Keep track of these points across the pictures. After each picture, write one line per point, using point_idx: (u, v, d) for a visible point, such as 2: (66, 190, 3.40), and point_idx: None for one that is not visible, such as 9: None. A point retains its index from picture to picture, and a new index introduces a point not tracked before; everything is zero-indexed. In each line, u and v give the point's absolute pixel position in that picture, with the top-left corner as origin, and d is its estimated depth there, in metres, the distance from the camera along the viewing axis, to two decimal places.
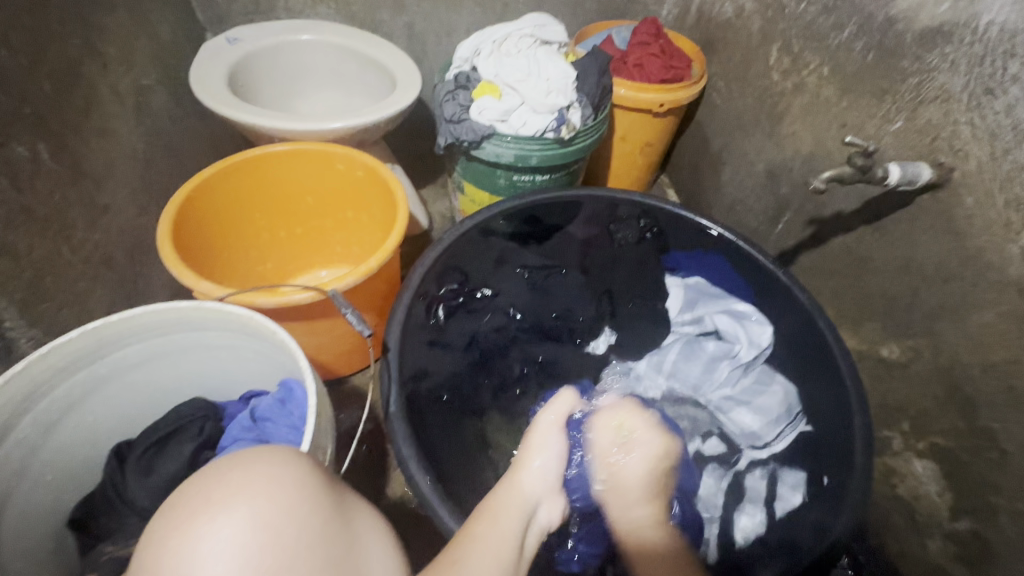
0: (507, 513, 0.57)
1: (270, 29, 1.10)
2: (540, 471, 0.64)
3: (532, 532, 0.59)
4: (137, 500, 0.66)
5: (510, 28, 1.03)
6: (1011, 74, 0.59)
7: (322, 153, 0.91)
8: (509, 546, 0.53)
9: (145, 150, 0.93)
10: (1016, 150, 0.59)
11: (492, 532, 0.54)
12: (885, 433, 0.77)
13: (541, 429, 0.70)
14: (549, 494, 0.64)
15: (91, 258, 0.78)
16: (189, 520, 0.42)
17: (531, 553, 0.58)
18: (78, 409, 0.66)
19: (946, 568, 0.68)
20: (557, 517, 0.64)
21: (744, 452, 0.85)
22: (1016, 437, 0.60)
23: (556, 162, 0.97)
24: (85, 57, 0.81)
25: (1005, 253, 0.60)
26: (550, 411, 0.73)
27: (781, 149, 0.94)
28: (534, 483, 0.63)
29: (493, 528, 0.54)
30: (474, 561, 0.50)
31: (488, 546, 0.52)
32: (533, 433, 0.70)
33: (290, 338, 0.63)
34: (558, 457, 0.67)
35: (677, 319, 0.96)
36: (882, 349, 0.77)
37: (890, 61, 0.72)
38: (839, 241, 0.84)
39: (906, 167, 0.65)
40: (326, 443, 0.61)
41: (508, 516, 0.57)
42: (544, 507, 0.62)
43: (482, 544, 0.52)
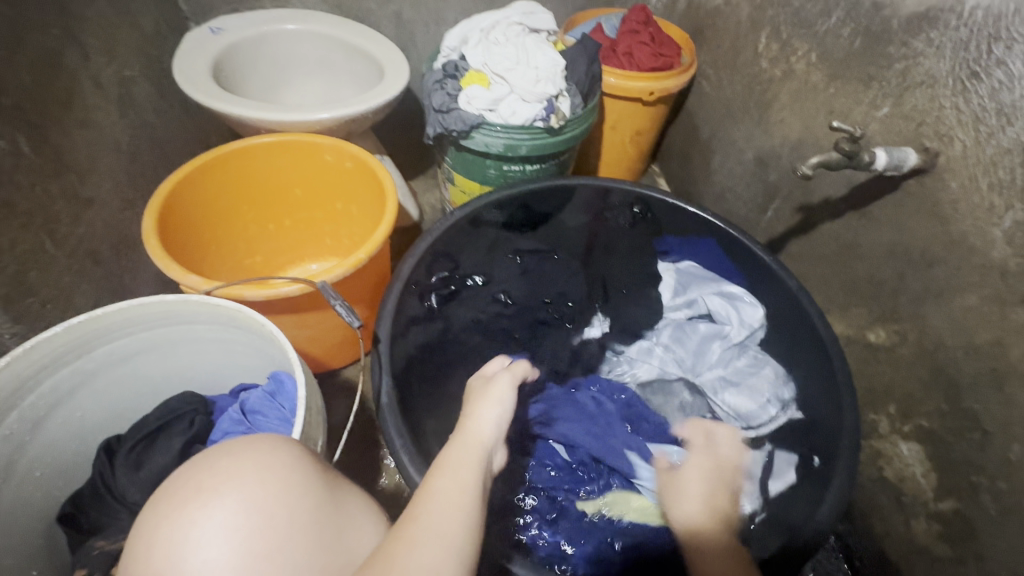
0: (467, 458, 0.52)
1: (255, 19, 1.08)
2: (492, 419, 0.58)
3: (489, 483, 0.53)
4: (127, 495, 0.66)
5: (498, 17, 1.02)
6: (995, 58, 0.59)
7: (309, 144, 0.90)
8: (471, 491, 0.49)
9: (129, 143, 0.92)
10: (999, 134, 0.59)
11: (451, 480, 0.49)
12: (872, 416, 0.78)
13: (492, 385, 0.63)
14: (498, 443, 0.58)
15: (75, 252, 0.77)
16: (180, 507, 0.42)
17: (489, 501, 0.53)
18: (65, 405, 0.65)
19: (930, 547, 0.70)
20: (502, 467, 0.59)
21: (737, 433, 0.84)
22: (997, 417, 0.61)
23: (546, 152, 0.97)
24: (65, 48, 0.79)
25: (988, 237, 0.61)
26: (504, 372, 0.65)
27: (770, 137, 0.94)
28: (486, 429, 0.57)
29: (449, 478, 0.49)
30: (438, 512, 0.46)
31: (448, 494, 0.48)
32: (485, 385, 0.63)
33: (278, 330, 0.63)
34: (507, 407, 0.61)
35: (669, 302, 0.96)
36: (868, 334, 0.78)
37: (877, 46, 0.72)
38: (827, 227, 0.84)
39: (892, 152, 0.66)
40: (316, 434, 0.61)
41: (465, 464, 0.51)
42: (496, 456, 0.57)
43: (444, 496, 0.47)
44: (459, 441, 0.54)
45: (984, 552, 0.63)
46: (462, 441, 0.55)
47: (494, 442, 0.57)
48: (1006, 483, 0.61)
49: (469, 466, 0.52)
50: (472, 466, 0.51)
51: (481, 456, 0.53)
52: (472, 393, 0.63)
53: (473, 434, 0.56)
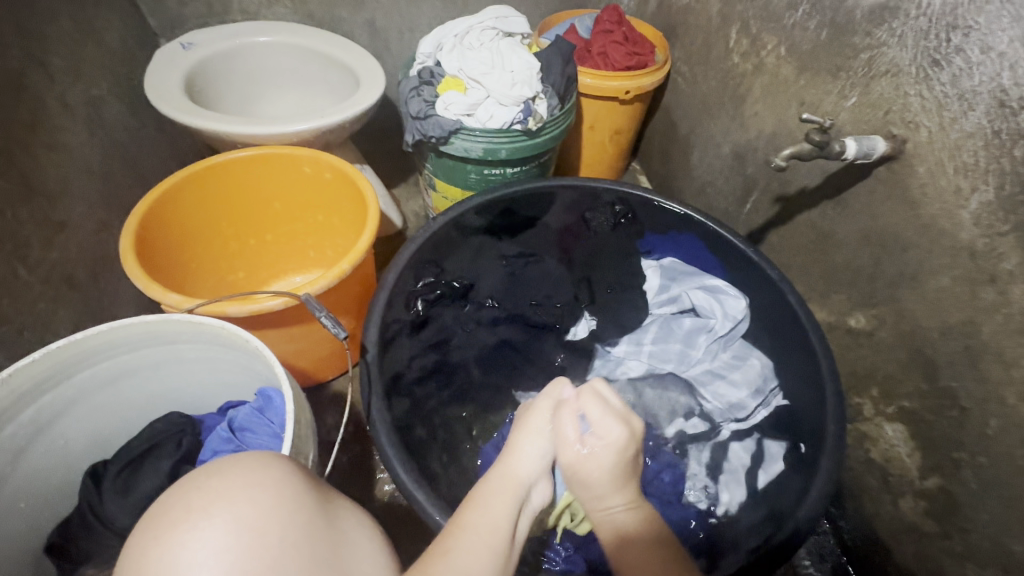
0: (500, 496, 0.54)
1: (226, 32, 1.07)
2: (533, 454, 0.60)
3: (525, 517, 0.55)
4: (116, 521, 0.65)
5: (472, 22, 1.02)
6: (954, 46, 0.61)
7: (288, 155, 0.89)
8: (500, 534, 0.50)
9: (102, 163, 0.90)
10: (962, 119, 0.61)
11: (484, 519, 0.51)
12: (856, 400, 0.79)
13: (533, 411, 0.64)
14: (540, 477, 0.59)
15: (50, 277, 0.75)
16: (167, 530, 0.41)
17: (523, 538, 0.54)
18: (47, 433, 0.64)
19: (918, 525, 0.71)
20: (548, 498, 0.61)
21: (725, 426, 0.85)
22: (973, 394, 0.63)
23: (525, 154, 0.97)
24: (30, 69, 0.78)
25: (956, 219, 0.63)
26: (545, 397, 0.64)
27: (745, 130, 0.96)
28: (525, 465, 0.59)
29: (486, 514, 0.52)
30: (462, 554, 0.47)
31: (477, 536, 0.49)
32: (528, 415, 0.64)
33: (264, 346, 0.62)
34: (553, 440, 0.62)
35: (655, 300, 0.97)
36: (849, 320, 0.80)
37: (842, 38, 0.74)
38: (804, 217, 0.86)
39: (860, 141, 0.67)
40: (306, 448, 0.60)
41: (500, 503, 0.53)
42: (536, 491, 0.58)
43: (471, 535, 0.49)
44: (500, 477, 0.56)
45: (968, 527, 0.65)
46: (497, 476, 0.57)
47: (535, 477, 0.59)
48: (985, 458, 0.63)
49: (507, 505, 0.54)
50: (506, 496, 0.54)
51: (518, 492, 0.55)
52: (517, 420, 0.66)
53: (511, 471, 0.57)
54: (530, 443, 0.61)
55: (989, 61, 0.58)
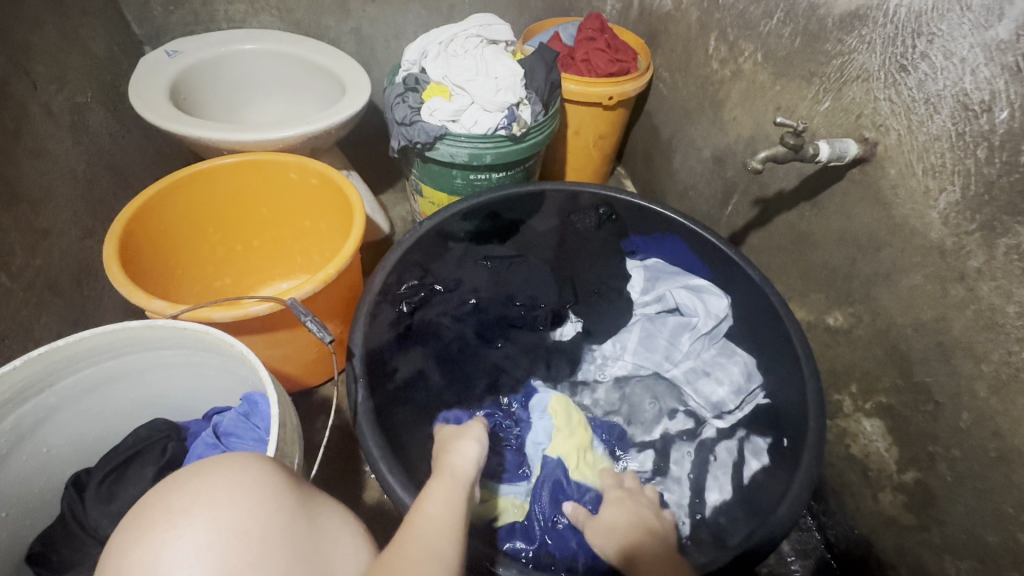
0: (448, 486, 0.59)
1: (212, 40, 1.08)
2: (471, 456, 0.66)
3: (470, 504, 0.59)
4: (100, 529, 0.64)
5: (456, 29, 1.04)
6: (920, 52, 0.63)
7: (274, 162, 0.90)
8: (456, 512, 0.54)
9: (86, 171, 0.90)
10: (929, 122, 0.63)
11: (438, 505, 0.54)
12: (836, 396, 0.81)
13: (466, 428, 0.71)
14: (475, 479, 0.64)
15: (33, 285, 0.75)
16: (147, 530, 0.41)
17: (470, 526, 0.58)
18: (30, 440, 0.63)
19: (897, 518, 0.73)
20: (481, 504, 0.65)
21: (710, 423, 0.86)
22: (946, 388, 0.65)
23: (510, 160, 0.99)
24: (12, 77, 0.78)
25: (927, 219, 0.65)
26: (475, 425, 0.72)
27: (724, 134, 0.98)
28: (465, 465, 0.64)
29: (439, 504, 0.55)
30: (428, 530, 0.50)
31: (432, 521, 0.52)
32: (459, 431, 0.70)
33: (248, 350, 0.62)
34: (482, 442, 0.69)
35: (639, 300, 0.98)
36: (827, 318, 0.82)
37: (815, 45, 0.76)
38: (782, 219, 0.88)
39: (833, 144, 0.69)
40: (291, 452, 0.61)
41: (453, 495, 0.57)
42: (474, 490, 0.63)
43: (426, 520, 0.52)
44: (442, 473, 0.61)
45: (944, 519, 0.67)
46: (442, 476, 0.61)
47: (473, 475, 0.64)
48: (959, 451, 0.64)
49: (452, 493, 0.58)
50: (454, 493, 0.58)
51: (462, 484, 0.60)
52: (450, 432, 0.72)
53: (454, 469, 0.63)
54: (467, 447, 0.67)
55: (953, 66, 0.60)
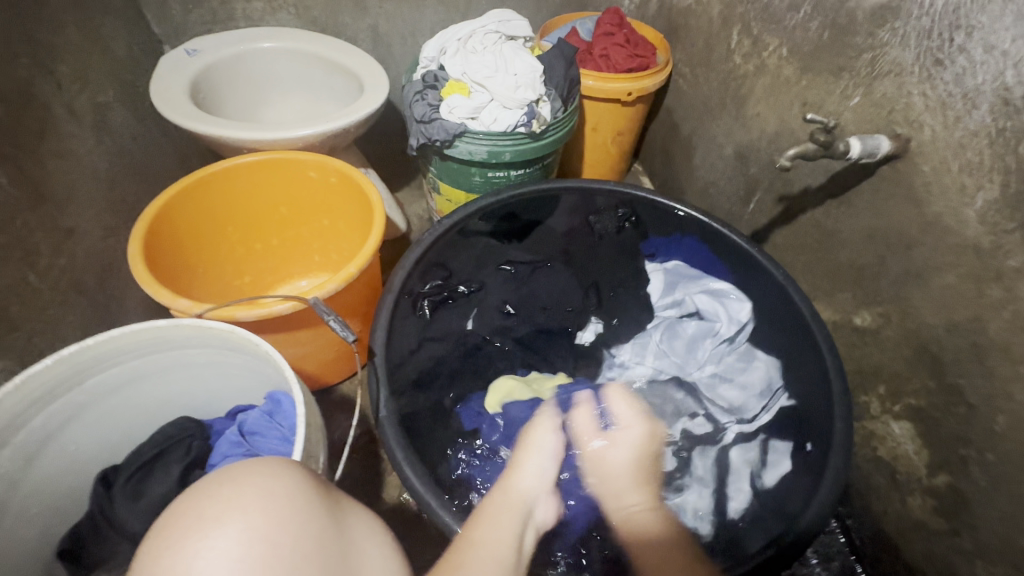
0: (508, 511, 0.58)
1: (231, 38, 1.08)
2: (533, 471, 0.65)
3: (530, 531, 0.60)
4: (127, 526, 0.65)
5: (474, 26, 1.03)
6: (957, 45, 0.61)
7: (294, 161, 0.90)
8: (507, 547, 0.54)
9: (109, 170, 0.91)
10: (966, 117, 0.61)
11: (488, 533, 0.54)
12: (863, 398, 0.80)
13: (538, 432, 0.70)
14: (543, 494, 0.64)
15: (59, 284, 0.76)
16: (181, 537, 0.42)
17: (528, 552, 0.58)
18: (58, 438, 0.64)
19: (926, 522, 0.72)
20: (550, 516, 0.65)
21: (730, 428, 0.85)
22: (981, 391, 0.63)
23: (529, 157, 0.98)
24: (37, 77, 0.79)
25: (962, 217, 0.63)
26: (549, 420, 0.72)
27: (747, 130, 0.96)
28: (529, 480, 0.64)
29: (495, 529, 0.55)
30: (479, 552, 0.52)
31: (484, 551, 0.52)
32: (530, 433, 0.71)
33: (272, 349, 0.62)
34: (553, 456, 0.68)
35: (659, 302, 0.97)
36: (855, 318, 0.80)
37: (845, 38, 0.74)
38: (808, 217, 0.86)
39: (865, 140, 0.68)
40: (316, 451, 0.61)
41: (508, 518, 0.57)
42: (541, 507, 0.63)
43: (481, 550, 0.52)
44: (500, 491, 0.61)
45: (977, 525, 0.65)
46: (503, 489, 0.62)
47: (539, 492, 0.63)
48: (993, 455, 0.63)
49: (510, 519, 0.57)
50: (513, 512, 0.58)
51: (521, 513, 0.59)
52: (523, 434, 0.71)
53: (513, 487, 0.62)
54: (531, 461, 0.66)
55: (993, 60, 0.58)
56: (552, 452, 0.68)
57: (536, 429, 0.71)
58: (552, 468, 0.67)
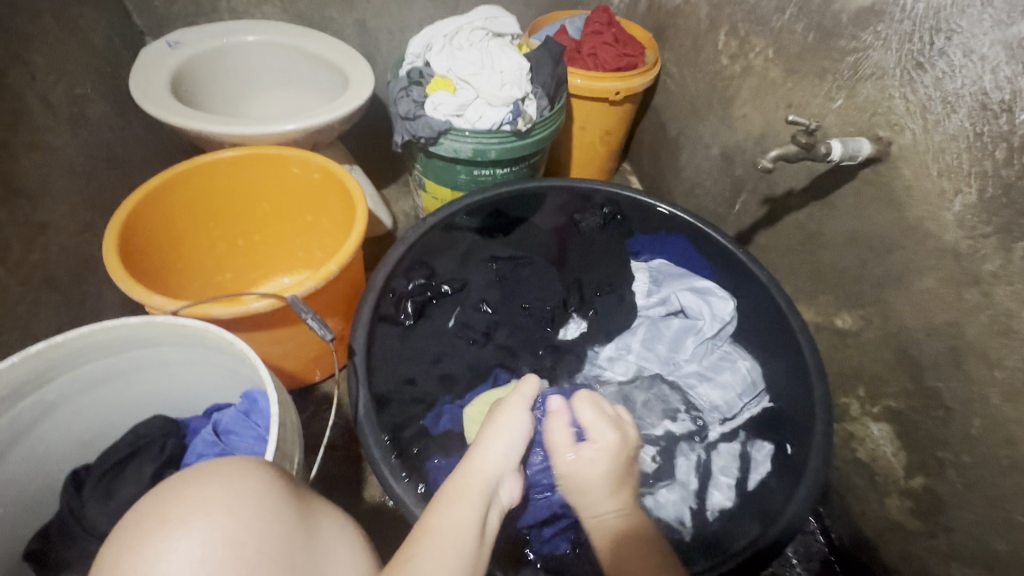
0: (465, 497, 0.52)
1: (214, 31, 1.06)
2: (497, 453, 0.58)
3: (494, 513, 0.54)
4: (98, 527, 0.64)
5: (461, 22, 1.02)
6: (938, 49, 0.61)
7: (276, 156, 0.89)
8: (467, 532, 0.49)
9: (85, 164, 0.89)
10: (945, 121, 0.62)
11: (445, 519, 0.49)
12: (844, 400, 0.80)
13: (504, 409, 0.63)
14: (507, 474, 0.58)
15: (31, 279, 0.74)
16: (141, 541, 0.41)
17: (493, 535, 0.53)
18: (26, 438, 0.62)
19: (904, 523, 0.72)
20: (517, 496, 0.59)
21: (713, 426, 0.84)
22: (958, 394, 0.64)
23: (515, 156, 0.97)
24: (10, 68, 0.77)
25: (941, 221, 0.63)
26: (515, 394, 0.65)
27: (733, 131, 0.96)
28: (491, 465, 0.57)
29: (450, 517, 0.50)
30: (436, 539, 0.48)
31: (441, 540, 0.47)
32: (497, 413, 0.63)
33: (249, 348, 0.61)
34: (522, 436, 0.61)
35: (643, 302, 0.96)
36: (836, 320, 0.80)
37: (829, 41, 0.74)
38: (792, 219, 0.86)
39: (847, 143, 0.68)
40: (291, 452, 0.60)
41: (466, 503, 0.52)
42: (504, 487, 0.57)
43: (434, 539, 0.48)
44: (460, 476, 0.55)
45: (953, 526, 0.66)
46: (461, 475, 0.55)
47: (501, 474, 0.57)
48: (970, 458, 0.63)
49: (468, 505, 0.52)
50: (471, 497, 0.52)
51: (484, 496, 0.53)
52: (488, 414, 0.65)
53: (473, 470, 0.56)
54: (497, 442, 0.60)
55: (972, 65, 0.58)
56: (521, 430, 0.61)
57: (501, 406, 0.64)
58: (518, 449, 0.60)
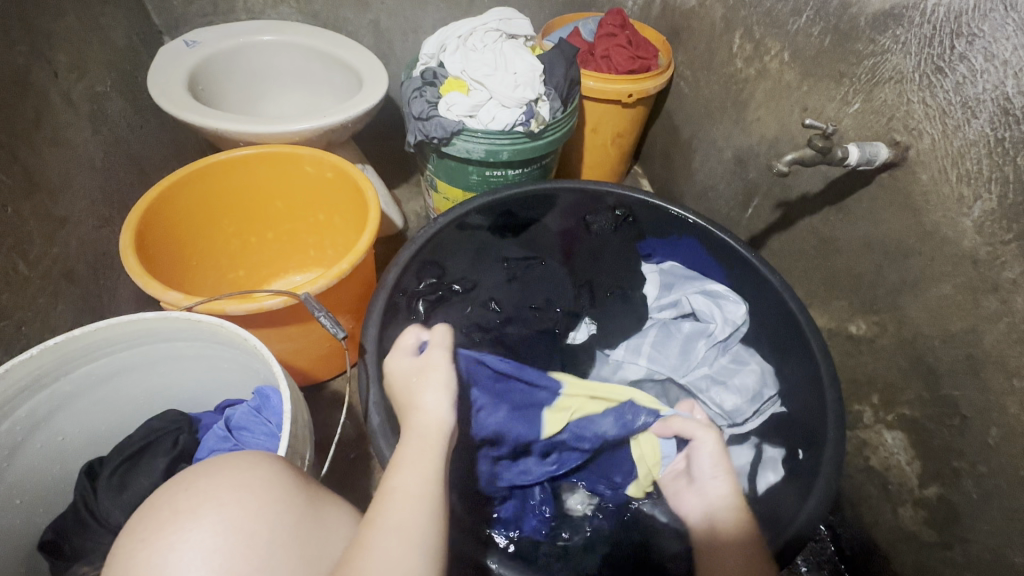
0: (420, 452, 0.52)
1: (230, 30, 1.07)
2: (436, 400, 0.56)
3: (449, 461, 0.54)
4: (111, 518, 0.64)
5: (475, 23, 1.02)
6: (958, 53, 0.61)
7: (290, 155, 0.89)
8: (424, 490, 0.48)
9: (104, 160, 0.90)
10: (965, 127, 0.61)
11: (404, 481, 0.49)
12: (857, 406, 0.79)
13: (427, 363, 0.59)
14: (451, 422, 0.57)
15: (50, 273, 0.75)
16: (155, 531, 0.41)
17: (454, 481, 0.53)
18: (44, 429, 0.63)
19: (918, 534, 0.71)
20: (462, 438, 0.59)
21: (724, 431, 0.85)
22: (975, 403, 0.63)
23: (526, 157, 0.97)
24: (33, 65, 0.78)
25: (960, 227, 0.62)
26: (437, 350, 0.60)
27: (747, 135, 0.96)
28: (434, 413, 0.55)
29: (405, 477, 0.49)
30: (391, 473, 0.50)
31: (404, 498, 0.47)
32: (420, 370, 0.59)
33: (261, 344, 0.62)
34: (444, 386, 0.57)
35: (655, 303, 0.97)
36: (849, 326, 0.80)
37: (847, 44, 0.73)
38: (806, 223, 0.85)
39: (864, 147, 0.67)
40: (302, 448, 0.60)
41: (418, 463, 0.50)
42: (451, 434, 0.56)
43: (396, 502, 0.47)
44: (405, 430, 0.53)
45: (969, 537, 0.65)
46: (409, 430, 0.53)
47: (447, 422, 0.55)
48: (986, 467, 0.63)
49: (422, 456, 0.51)
50: (423, 458, 0.51)
51: (435, 436, 0.53)
52: (402, 369, 0.61)
53: (417, 423, 0.54)
54: (430, 390, 0.57)
55: (994, 69, 0.57)
56: (451, 380, 0.59)
57: (422, 356, 0.61)
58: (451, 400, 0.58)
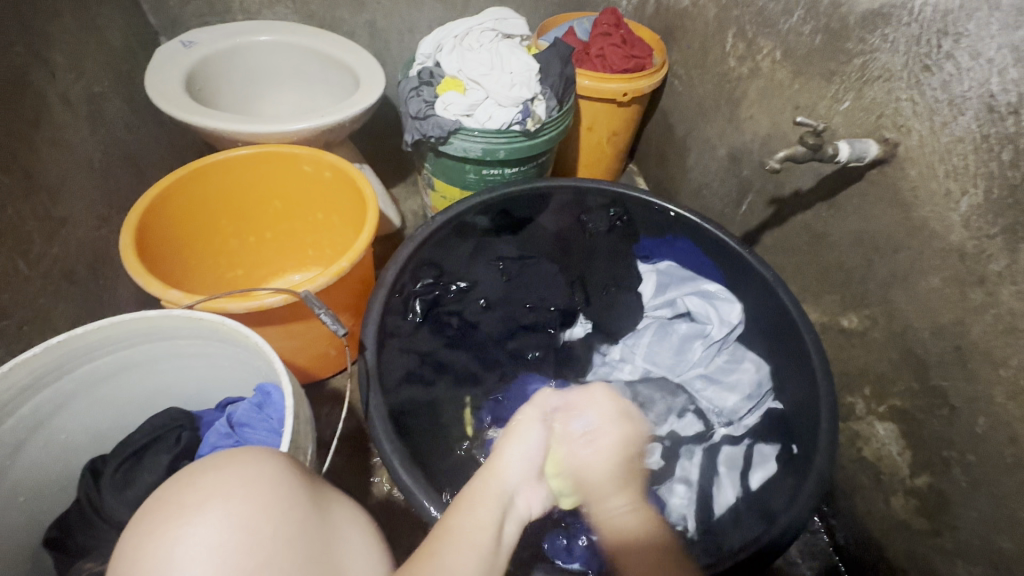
0: (486, 498, 0.55)
1: (227, 31, 1.08)
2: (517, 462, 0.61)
3: (512, 522, 0.56)
4: (116, 516, 0.65)
5: (471, 23, 1.03)
6: (945, 52, 0.62)
7: (288, 155, 0.90)
8: (484, 530, 0.51)
9: (102, 160, 0.91)
10: (952, 124, 0.62)
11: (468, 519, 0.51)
12: (849, 399, 0.80)
13: (521, 427, 0.66)
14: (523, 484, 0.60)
15: (50, 273, 0.76)
16: (164, 524, 0.42)
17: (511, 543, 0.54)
18: (47, 427, 0.64)
19: (909, 523, 0.72)
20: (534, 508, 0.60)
21: (718, 428, 0.86)
22: (964, 393, 0.64)
23: (523, 156, 0.98)
24: (31, 66, 0.78)
25: (948, 221, 0.64)
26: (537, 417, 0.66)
27: (740, 133, 0.97)
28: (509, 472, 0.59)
29: (471, 516, 0.52)
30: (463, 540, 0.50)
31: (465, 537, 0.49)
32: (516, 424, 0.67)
33: (263, 341, 0.63)
34: (535, 448, 0.64)
35: (650, 303, 0.99)
36: (841, 320, 0.81)
37: (837, 43, 0.75)
38: (799, 219, 0.87)
39: (854, 144, 0.68)
40: (305, 443, 0.61)
41: (486, 505, 0.54)
42: (521, 498, 0.59)
43: (457, 535, 0.49)
44: (480, 481, 0.57)
45: (958, 525, 0.66)
46: (483, 482, 0.57)
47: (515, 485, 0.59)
48: (974, 457, 0.64)
49: (490, 502, 0.54)
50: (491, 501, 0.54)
51: (501, 496, 0.56)
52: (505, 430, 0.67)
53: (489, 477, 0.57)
54: (515, 450, 0.62)
55: (979, 67, 0.59)
56: (536, 444, 0.64)
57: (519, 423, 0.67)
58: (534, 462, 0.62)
